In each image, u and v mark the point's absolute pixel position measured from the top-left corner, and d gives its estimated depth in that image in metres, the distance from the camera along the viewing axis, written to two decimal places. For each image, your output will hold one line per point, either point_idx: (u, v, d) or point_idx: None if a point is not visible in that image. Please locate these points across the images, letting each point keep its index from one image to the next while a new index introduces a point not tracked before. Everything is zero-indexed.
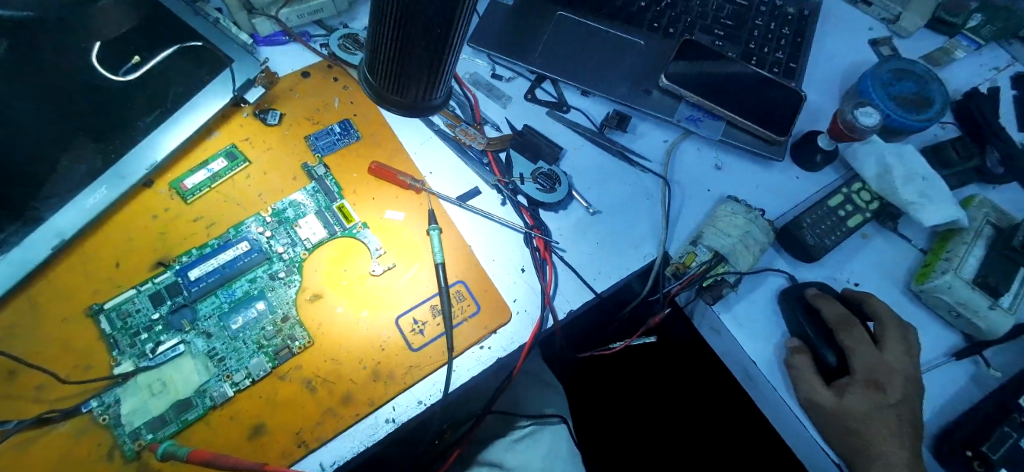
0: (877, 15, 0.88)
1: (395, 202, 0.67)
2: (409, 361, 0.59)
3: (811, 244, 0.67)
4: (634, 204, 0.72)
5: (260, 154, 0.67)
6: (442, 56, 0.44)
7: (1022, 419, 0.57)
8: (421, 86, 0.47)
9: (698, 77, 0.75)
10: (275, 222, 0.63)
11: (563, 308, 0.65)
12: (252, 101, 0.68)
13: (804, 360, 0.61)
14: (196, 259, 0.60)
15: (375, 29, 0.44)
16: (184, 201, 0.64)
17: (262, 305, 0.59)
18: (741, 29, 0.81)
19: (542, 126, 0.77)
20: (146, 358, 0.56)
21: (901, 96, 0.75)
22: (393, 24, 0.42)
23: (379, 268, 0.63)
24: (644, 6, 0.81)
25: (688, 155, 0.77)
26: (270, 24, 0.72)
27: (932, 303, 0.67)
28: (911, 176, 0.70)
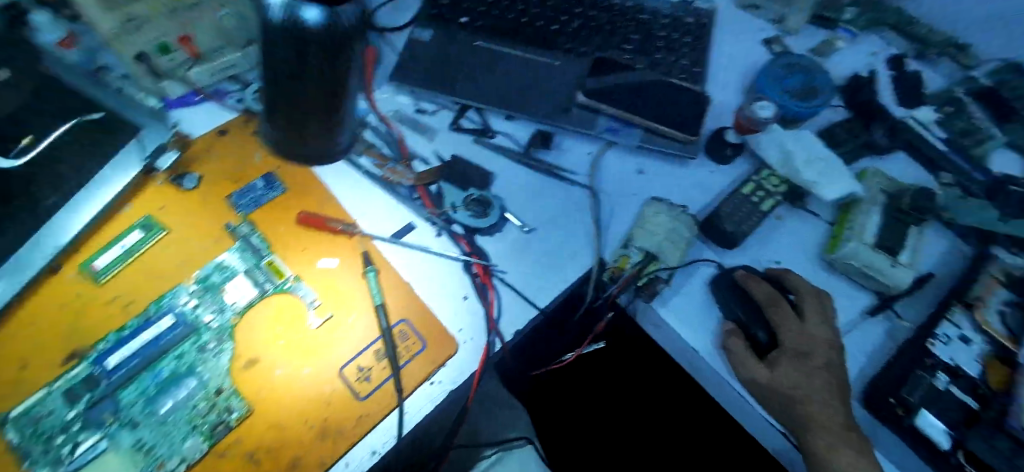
0: (767, 17, 0.96)
1: (327, 250, 0.66)
2: (358, 411, 0.57)
3: (730, 232, 0.72)
4: (568, 217, 0.74)
5: (178, 221, 0.64)
6: (338, 95, 0.52)
7: (932, 362, 0.63)
8: (323, 124, 0.55)
9: (613, 88, 0.79)
10: (201, 289, 0.61)
11: (509, 330, 0.65)
12: (164, 168, 0.66)
13: (737, 341, 0.64)
14: (114, 344, 0.56)
15: (271, 77, 0.51)
16: (96, 283, 0.59)
17: (194, 380, 0.56)
18: (647, 42, 0.85)
19: (470, 154, 0.77)
20: (62, 465, 0.50)
21: (793, 88, 0.82)
22: (289, 72, 0.49)
23: (317, 321, 0.61)
24: (556, 30, 0.85)
25: (613, 163, 0.80)
26: (182, 85, 0.72)
27: (844, 270, 0.72)
28: (810, 158, 0.76)
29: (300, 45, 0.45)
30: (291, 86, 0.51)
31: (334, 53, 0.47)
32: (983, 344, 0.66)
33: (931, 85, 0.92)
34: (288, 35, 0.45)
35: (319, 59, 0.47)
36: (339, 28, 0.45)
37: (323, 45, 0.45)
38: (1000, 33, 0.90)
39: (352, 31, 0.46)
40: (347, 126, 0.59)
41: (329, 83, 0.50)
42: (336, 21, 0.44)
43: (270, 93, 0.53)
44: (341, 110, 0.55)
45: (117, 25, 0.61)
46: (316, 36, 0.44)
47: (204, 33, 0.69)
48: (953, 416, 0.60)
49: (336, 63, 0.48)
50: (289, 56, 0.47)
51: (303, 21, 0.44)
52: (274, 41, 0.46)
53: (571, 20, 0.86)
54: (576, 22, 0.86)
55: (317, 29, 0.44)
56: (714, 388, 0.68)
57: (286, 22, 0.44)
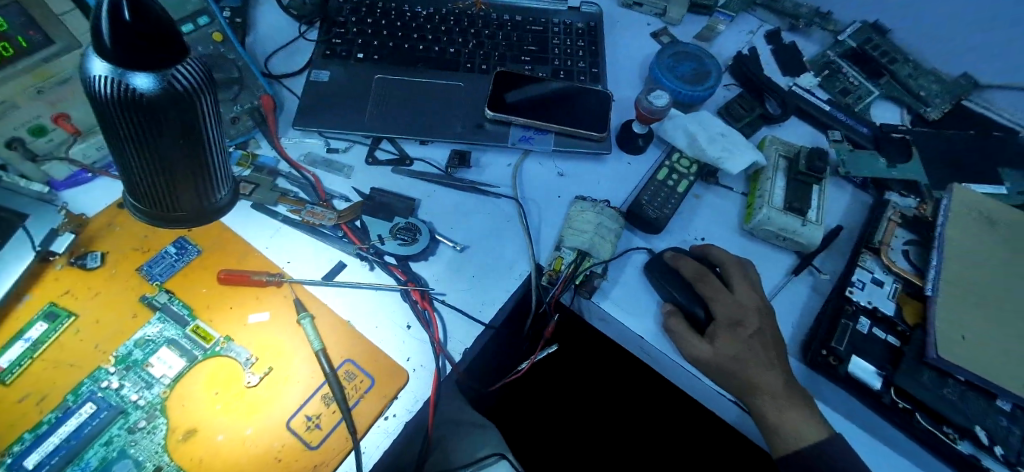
0: (650, 12, 1.02)
1: (257, 304, 0.64)
2: (312, 461, 0.56)
3: (653, 218, 0.75)
4: (497, 229, 0.76)
5: (87, 303, 0.61)
6: (206, 162, 0.42)
7: (852, 309, 0.67)
8: (197, 195, 0.45)
9: (519, 101, 0.82)
10: (122, 369, 0.57)
11: (458, 350, 0.66)
12: (61, 251, 0.63)
13: (677, 320, 0.67)
14: (31, 444, 0.52)
15: (117, 155, 0.40)
16: (2, 384, 0.55)
17: (127, 463, 0.53)
18: (544, 51, 0.90)
19: (391, 184, 0.78)
20: None
21: (684, 74, 0.87)
22: (135, 147, 0.38)
23: (255, 378, 0.59)
24: (454, 52, 0.88)
25: (533, 170, 0.82)
26: (66, 165, 0.67)
27: (764, 236, 0.76)
28: (712, 136, 0.81)
29: (139, 118, 0.35)
30: (144, 163, 0.40)
31: (183, 118, 0.36)
32: (894, 283, 0.71)
33: (808, 53, 1.00)
34: (118, 105, 0.34)
35: (167, 127, 0.36)
36: (181, 90, 0.35)
37: (168, 114, 0.35)
38: (1000, 33, 0.88)
39: (198, 88, 0.36)
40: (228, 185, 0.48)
41: (189, 151, 0.40)
42: (174, 84, 0.34)
43: (122, 171, 0.42)
44: (214, 175, 0.44)
45: None
46: (156, 106, 0.34)
47: (81, 108, 0.64)
48: (880, 356, 0.65)
49: (190, 128, 0.38)
50: (129, 129, 0.36)
51: (133, 90, 0.33)
52: (105, 114, 0.35)
53: (467, 40, 0.89)
54: (472, 41, 0.89)
55: (153, 98, 0.34)
56: (665, 369, 0.70)
57: (111, 92, 0.33)
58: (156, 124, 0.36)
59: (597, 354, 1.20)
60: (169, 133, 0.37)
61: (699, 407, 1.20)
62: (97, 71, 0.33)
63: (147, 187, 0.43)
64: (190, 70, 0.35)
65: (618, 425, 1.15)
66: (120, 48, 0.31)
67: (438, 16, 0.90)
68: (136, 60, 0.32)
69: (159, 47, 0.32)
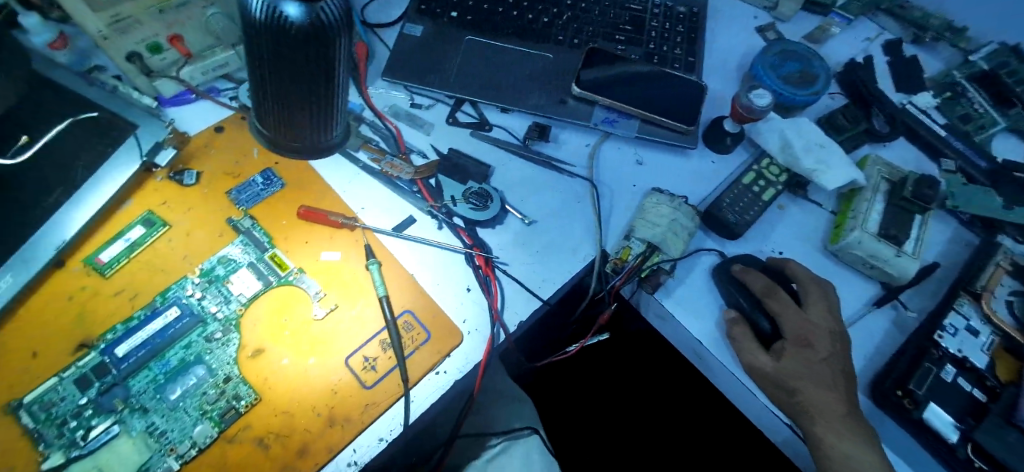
0: (759, 4, 0.96)
1: (329, 243, 0.67)
2: (365, 400, 0.58)
3: (733, 223, 0.72)
4: (566, 208, 0.74)
5: (181, 216, 0.65)
6: (329, 97, 0.43)
7: (938, 353, 0.63)
8: (314, 128, 0.46)
9: (608, 81, 0.79)
10: (205, 281, 0.62)
11: (513, 321, 0.66)
12: (163, 165, 0.66)
13: (742, 330, 0.64)
14: (122, 334, 0.57)
15: (255, 76, 0.42)
16: (102, 276, 0.60)
17: (202, 368, 0.57)
18: (640, 32, 0.86)
19: (467, 147, 0.78)
20: (77, 447, 0.52)
21: (788, 75, 0.82)
22: (272, 71, 0.40)
23: (322, 311, 0.62)
24: (548, 22, 0.86)
25: (611, 154, 0.80)
26: (174, 84, 0.71)
27: (849, 260, 0.72)
28: (810, 145, 0.76)
29: (282, 44, 0.36)
30: (276, 87, 0.41)
31: (319, 51, 0.37)
32: (991, 335, 0.65)
33: (929, 70, 0.91)
34: (266, 28, 0.36)
35: (304, 57, 0.38)
36: (324, 23, 0.36)
37: (307, 45, 0.36)
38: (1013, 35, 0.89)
39: (339, 25, 0.37)
40: (341, 125, 0.50)
41: (318, 84, 0.41)
42: (320, 17, 0.35)
43: (256, 91, 0.44)
44: (334, 111, 0.45)
45: (104, 27, 0.60)
46: (299, 35, 0.36)
47: (194, 32, 0.67)
48: (959, 408, 0.60)
49: (323, 63, 0.39)
50: (270, 53, 0.38)
51: (282, 17, 0.35)
52: (254, 35, 0.37)
53: (562, 12, 0.87)
54: (567, 13, 0.87)
55: (298, 26, 0.35)
56: (718, 379, 0.68)
57: (264, 15, 0.35)
58: (294, 53, 0.37)
59: (635, 351, 1.18)
60: (303, 62, 0.38)
61: (737, 423, 1.16)
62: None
63: (274, 109, 0.45)
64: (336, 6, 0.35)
65: (647, 424, 1.13)
66: None
67: None
68: None
69: None
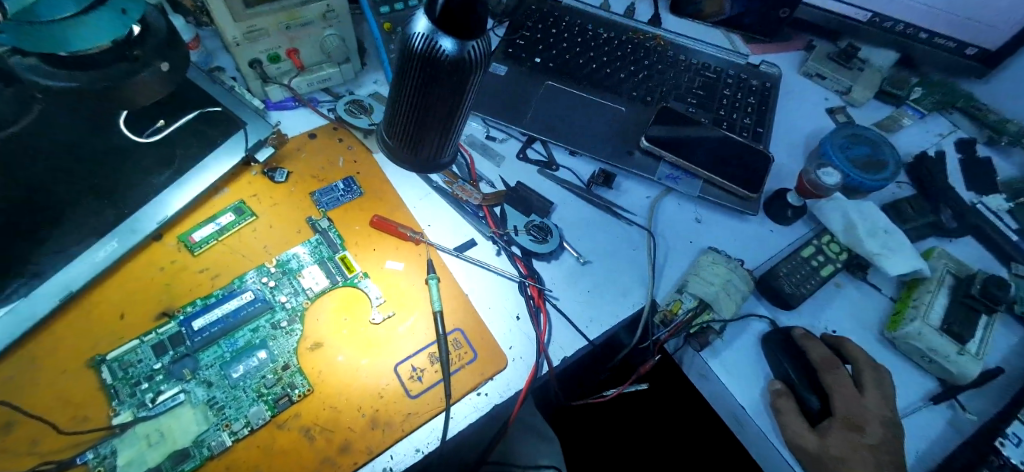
0: (832, 87, 0.99)
1: (394, 252, 0.71)
2: (407, 408, 0.59)
3: (789, 293, 0.71)
4: (621, 253, 0.76)
5: (266, 209, 0.70)
6: (454, 123, 0.46)
7: (999, 462, 0.60)
8: (433, 152, 0.50)
9: (676, 139, 0.82)
10: (279, 272, 0.66)
11: (558, 355, 0.67)
12: (261, 160, 0.72)
13: (787, 402, 0.63)
14: (200, 309, 0.62)
15: (392, 99, 0.46)
16: (192, 253, 0.66)
17: (265, 353, 0.60)
18: (711, 98, 0.89)
19: (533, 183, 0.81)
20: (145, 408, 0.56)
21: (857, 158, 0.83)
22: (412, 94, 0.44)
23: (379, 316, 0.65)
24: (623, 78, 0.90)
25: (671, 209, 0.82)
26: (282, 90, 0.79)
27: (906, 349, 0.70)
28: (874, 230, 0.76)
29: (430, 73, 0.41)
30: (411, 110, 0.45)
31: (459, 81, 0.41)
32: None
33: (1002, 173, 0.91)
34: (420, 59, 0.40)
35: (444, 86, 0.42)
36: (470, 59, 0.40)
37: (451, 75, 0.40)
38: None
39: (482, 61, 0.41)
40: (454, 153, 0.53)
41: (448, 111, 0.45)
42: (468, 53, 0.39)
43: (388, 112, 0.48)
44: (453, 137, 0.49)
45: (239, 35, 0.70)
46: (447, 67, 0.40)
47: (309, 48, 0.77)
48: None
49: (459, 93, 0.43)
50: (416, 78, 0.42)
51: (437, 49, 0.39)
52: (406, 63, 0.42)
53: (638, 70, 0.91)
54: (643, 71, 0.91)
55: (449, 59, 0.39)
56: (758, 450, 0.67)
57: (421, 47, 0.39)
58: (437, 82, 0.41)
59: (682, 415, 1.14)
60: (442, 90, 0.42)
61: None
62: (418, 28, 0.39)
63: (401, 130, 0.49)
64: (480, 45, 0.39)
65: None
66: (443, 14, 0.37)
67: (617, 41, 0.93)
68: (449, 25, 0.38)
69: (469, 20, 0.37)
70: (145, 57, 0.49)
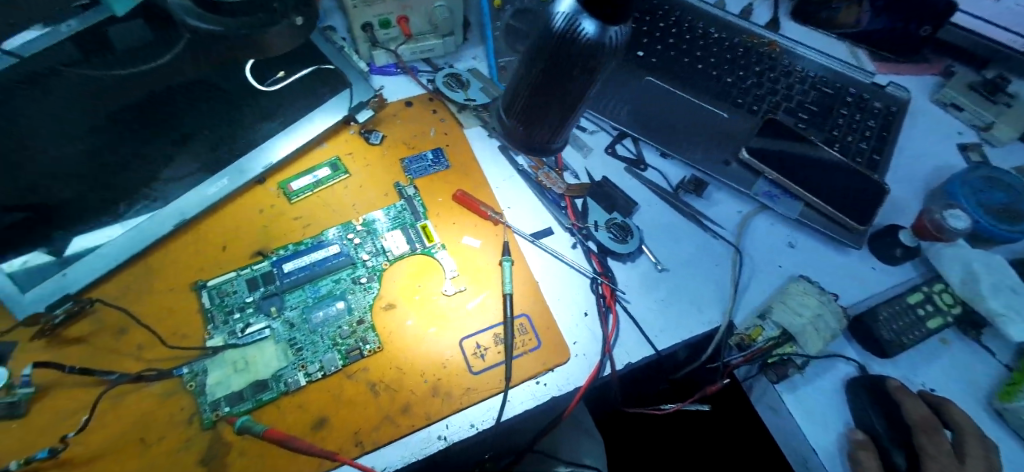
0: (968, 120, 0.88)
1: (472, 229, 0.71)
2: (468, 382, 0.60)
3: (886, 340, 0.66)
4: (702, 267, 0.73)
5: (359, 169, 0.73)
6: (575, 105, 0.49)
7: None
8: (549, 132, 0.53)
9: (781, 155, 0.75)
10: (364, 231, 0.68)
11: (622, 359, 0.65)
12: (360, 121, 0.75)
13: (869, 456, 0.58)
14: (291, 254, 0.65)
15: (518, 79, 0.49)
16: (289, 201, 0.70)
17: (343, 304, 0.63)
18: (824, 116, 0.80)
19: (619, 180, 0.79)
20: (235, 337, 0.60)
21: (991, 205, 0.73)
22: (540, 74, 0.47)
23: (451, 289, 0.66)
24: (730, 82, 0.82)
25: (763, 229, 0.77)
26: (387, 56, 0.81)
27: (1017, 425, 0.62)
28: (1000, 286, 0.68)
29: (565, 54, 0.43)
30: (537, 90, 0.48)
31: (592, 65, 0.44)
32: None
33: None
34: (558, 41, 0.43)
35: (577, 68, 0.44)
36: (607, 43, 0.42)
37: (586, 57, 0.43)
38: None
39: (617, 47, 0.43)
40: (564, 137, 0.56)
41: (574, 92, 0.47)
42: (606, 37, 0.42)
43: (510, 91, 0.52)
44: (571, 119, 0.52)
45: None
46: (584, 49, 0.42)
47: (419, 17, 0.78)
48: None
49: (588, 76, 0.45)
50: (548, 59, 0.45)
51: (578, 29, 0.41)
52: (541, 45, 0.44)
53: (747, 76, 0.83)
54: (753, 78, 0.83)
55: (588, 42, 0.42)
56: None
57: (561, 29, 0.42)
58: (570, 63, 0.44)
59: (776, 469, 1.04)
60: (574, 71, 0.45)
61: None
62: (561, 7, 0.42)
63: (521, 111, 0.52)
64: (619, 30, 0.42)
65: None
66: None
67: (728, 42, 0.85)
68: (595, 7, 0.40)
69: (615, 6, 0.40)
70: (282, 10, 0.52)
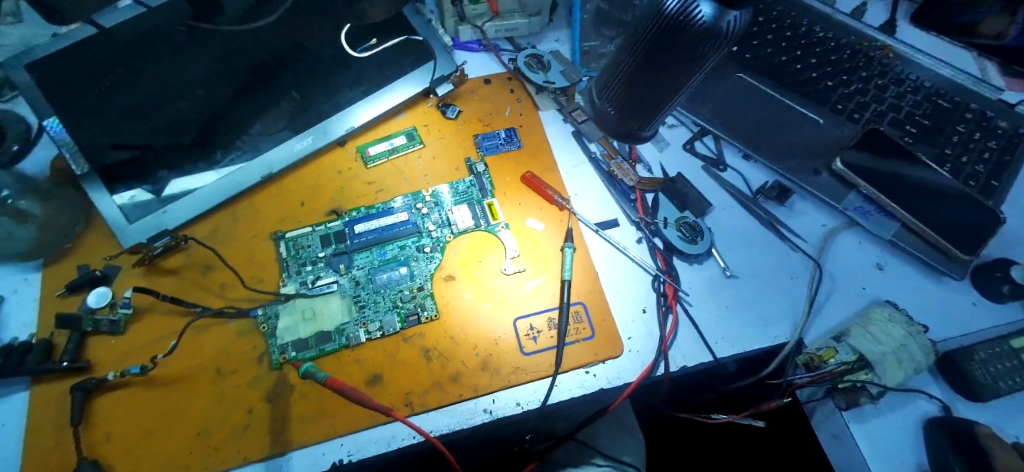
0: None
1: (538, 212, 0.71)
2: (518, 362, 0.61)
3: (980, 382, 0.60)
4: (775, 279, 0.69)
5: (433, 141, 0.75)
6: (675, 91, 0.48)
7: None
8: (640, 118, 0.52)
9: (881, 170, 0.69)
10: (432, 202, 0.70)
11: (677, 361, 0.63)
12: (439, 94, 0.77)
13: None
14: (363, 216, 0.68)
15: (621, 55, 0.49)
16: (365, 165, 0.72)
17: (406, 269, 0.65)
18: (937, 131, 0.72)
19: (694, 177, 0.76)
20: (305, 287, 0.64)
21: None
22: (641, 56, 0.47)
23: (510, 268, 0.66)
24: (831, 86, 0.75)
25: (848, 245, 0.71)
26: (472, 32, 0.81)
27: None
28: None
29: (672, 36, 0.43)
30: (639, 69, 0.48)
31: (702, 50, 0.43)
32: None
33: None
34: (671, 19, 0.42)
35: (686, 51, 0.43)
36: (722, 31, 0.41)
37: (698, 41, 0.42)
38: None
39: (730, 37, 0.42)
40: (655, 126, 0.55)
41: (677, 77, 0.46)
42: (721, 25, 0.41)
43: (610, 67, 0.51)
44: (666, 107, 0.51)
45: None
46: (696, 33, 0.42)
47: None
48: None
49: (694, 62, 0.44)
50: (655, 40, 0.45)
51: (693, 11, 0.41)
52: (653, 22, 0.44)
53: (852, 81, 0.75)
54: (856, 84, 0.75)
55: (701, 26, 0.41)
56: None
57: (676, 8, 0.42)
58: (680, 46, 0.43)
59: None
60: (681, 55, 0.44)
61: None
62: None
63: (617, 89, 0.51)
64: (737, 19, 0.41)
65: None
66: None
67: (834, 43, 0.77)
68: None
69: None
70: None
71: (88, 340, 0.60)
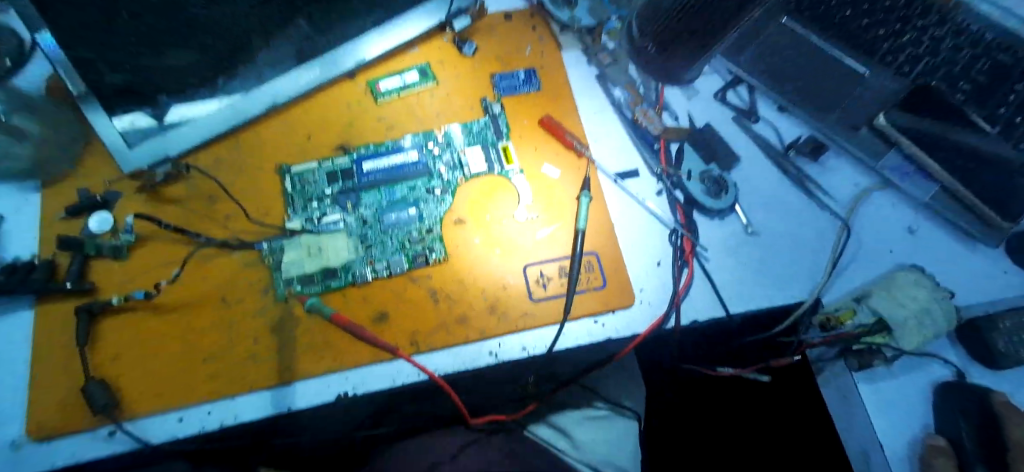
0: None
1: (554, 158, 0.68)
2: (526, 308, 0.60)
3: (1001, 351, 0.58)
4: (798, 239, 0.66)
5: (448, 78, 0.71)
6: (713, 40, 0.53)
7: None
8: (680, 60, 0.58)
9: (925, 127, 0.64)
10: (444, 143, 0.67)
11: (688, 315, 0.61)
12: (456, 29, 0.72)
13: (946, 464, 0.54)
14: (372, 153, 0.66)
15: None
16: (375, 101, 0.69)
17: (415, 211, 0.63)
18: (994, 89, 0.65)
19: (721, 127, 0.72)
20: (311, 223, 0.62)
21: None
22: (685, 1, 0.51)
23: (524, 216, 0.64)
24: (882, 36, 0.70)
25: (879, 206, 0.68)
26: None
27: None
28: None
29: None
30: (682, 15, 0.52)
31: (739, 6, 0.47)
32: None
33: None
34: None
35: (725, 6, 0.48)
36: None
37: None
38: None
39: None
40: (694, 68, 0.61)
41: (717, 28, 0.51)
42: None
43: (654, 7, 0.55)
44: (705, 53, 0.56)
45: None
46: None
47: None
48: None
49: (732, 16, 0.49)
50: None
51: None
52: None
53: (906, 30, 0.70)
54: (910, 34, 0.69)
55: None
56: None
57: None
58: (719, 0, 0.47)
59: None
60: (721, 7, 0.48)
61: None
62: None
63: (659, 30, 0.56)
64: None
65: None
66: None
67: None
68: None
69: None
70: None
71: (91, 263, 0.59)
